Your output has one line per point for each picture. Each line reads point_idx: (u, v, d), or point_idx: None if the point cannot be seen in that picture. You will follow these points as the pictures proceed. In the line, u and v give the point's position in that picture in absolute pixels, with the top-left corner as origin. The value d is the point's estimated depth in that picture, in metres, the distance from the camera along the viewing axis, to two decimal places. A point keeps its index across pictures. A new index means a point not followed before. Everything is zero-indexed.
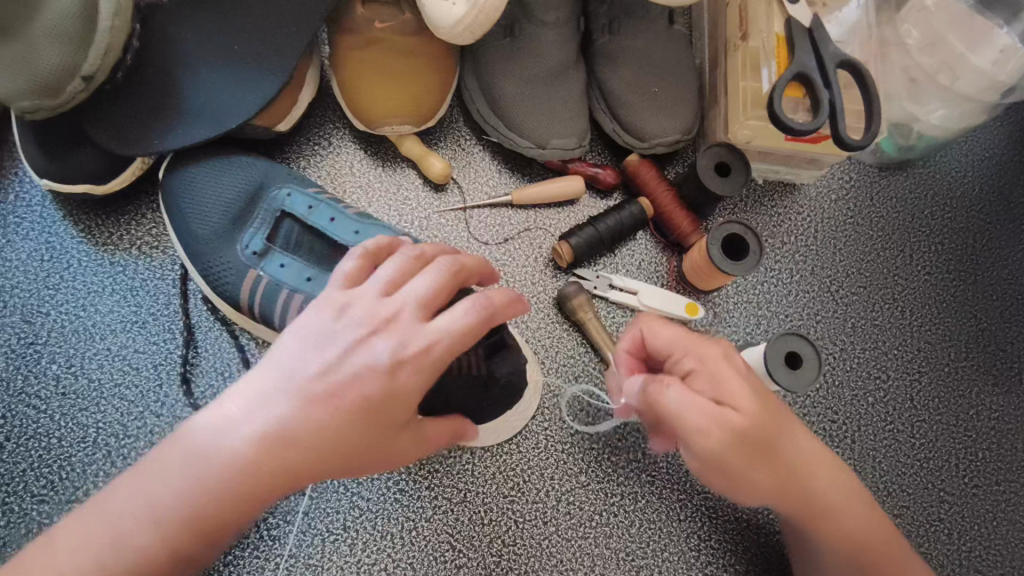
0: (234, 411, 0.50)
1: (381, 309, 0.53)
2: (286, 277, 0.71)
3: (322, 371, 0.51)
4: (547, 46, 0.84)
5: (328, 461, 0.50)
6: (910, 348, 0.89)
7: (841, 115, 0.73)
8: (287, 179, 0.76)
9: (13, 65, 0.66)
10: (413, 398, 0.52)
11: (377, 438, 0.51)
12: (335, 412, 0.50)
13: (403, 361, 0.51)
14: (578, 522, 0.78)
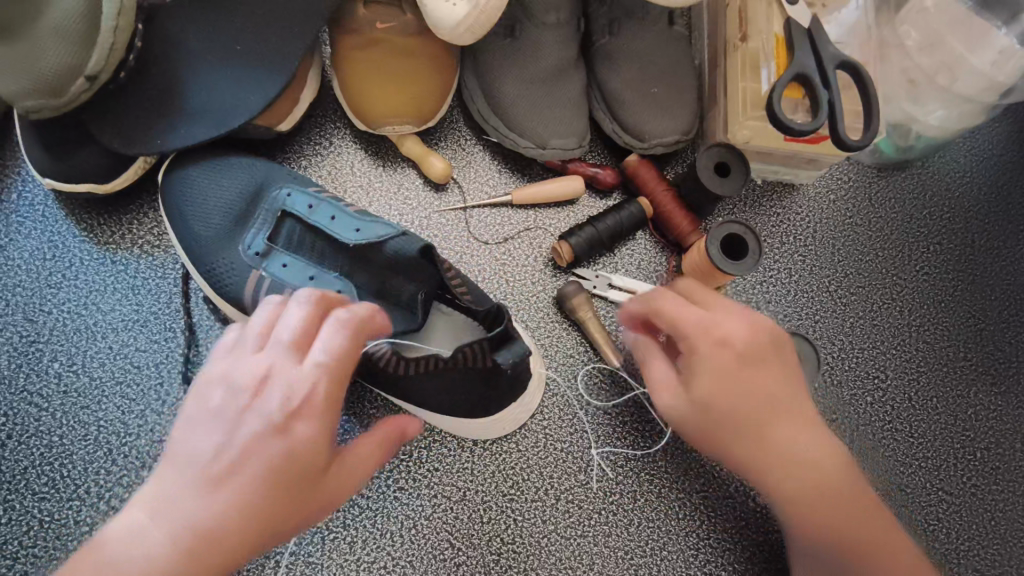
0: (143, 514, 0.47)
1: (264, 367, 0.51)
2: (289, 276, 0.73)
3: (222, 447, 0.49)
4: (547, 47, 0.85)
5: (256, 529, 0.48)
6: (908, 348, 0.89)
7: (840, 115, 0.74)
8: (287, 179, 0.77)
9: (17, 65, 0.67)
10: (323, 442, 0.51)
11: (299, 494, 0.50)
12: (245, 484, 0.48)
13: (301, 412, 0.50)
14: (577, 520, 0.78)
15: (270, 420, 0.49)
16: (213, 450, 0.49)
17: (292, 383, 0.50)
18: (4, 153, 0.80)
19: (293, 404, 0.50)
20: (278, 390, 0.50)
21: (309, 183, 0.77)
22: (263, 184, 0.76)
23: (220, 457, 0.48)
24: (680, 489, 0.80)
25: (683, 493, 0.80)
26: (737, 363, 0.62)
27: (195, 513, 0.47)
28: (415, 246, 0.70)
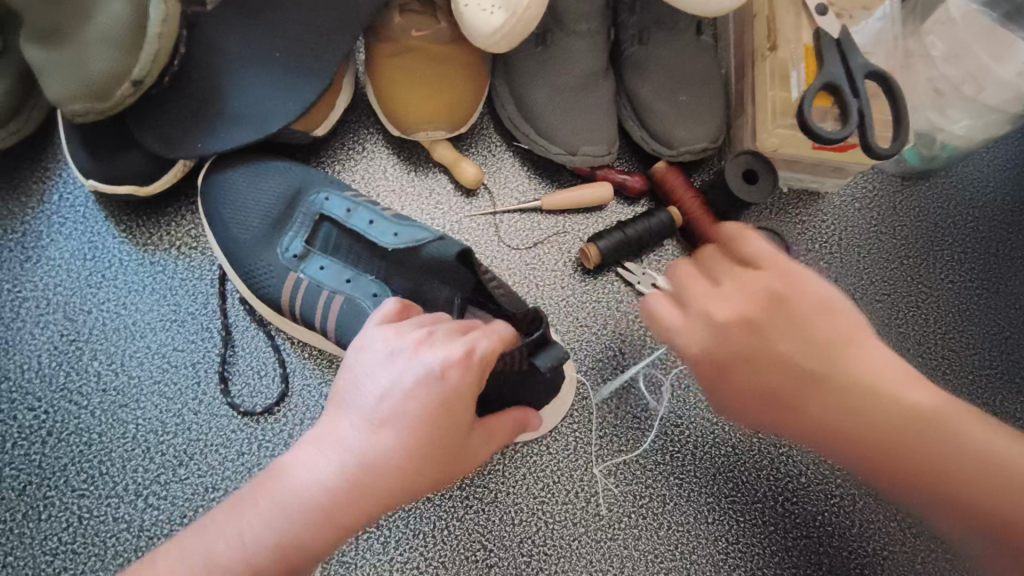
0: (316, 447, 0.51)
1: (425, 333, 0.56)
2: (327, 279, 0.74)
3: (385, 392, 0.53)
4: (578, 55, 0.86)
5: (413, 467, 0.51)
6: (934, 355, 0.90)
7: (869, 123, 0.75)
8: (326, 183, 0.78)
9: (67, 70, 0.68)
10: (469, 398, 0.54)
11: (448, 442, 0.53)
12: (407, 421, 0.51)
13: (458, 368, 0.53)
14: (607, 523, 0.79)
15: (428, 370, 0.53)
16: (377, 394, 0.53)
17: (461, 343, 0.54)
18: (46, 154, 0.81)
19: (449, 359, 0.53)
20: (434, 348, 0.54)
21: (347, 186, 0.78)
22: (303, 187, 0.77)
23: (387, 401, 0.52)
24: (709, 493, 0.81)
25: (712, 497, 0.80)
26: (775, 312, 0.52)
27: (365, 445, 0.51)
28: (452, 250, 0.71)
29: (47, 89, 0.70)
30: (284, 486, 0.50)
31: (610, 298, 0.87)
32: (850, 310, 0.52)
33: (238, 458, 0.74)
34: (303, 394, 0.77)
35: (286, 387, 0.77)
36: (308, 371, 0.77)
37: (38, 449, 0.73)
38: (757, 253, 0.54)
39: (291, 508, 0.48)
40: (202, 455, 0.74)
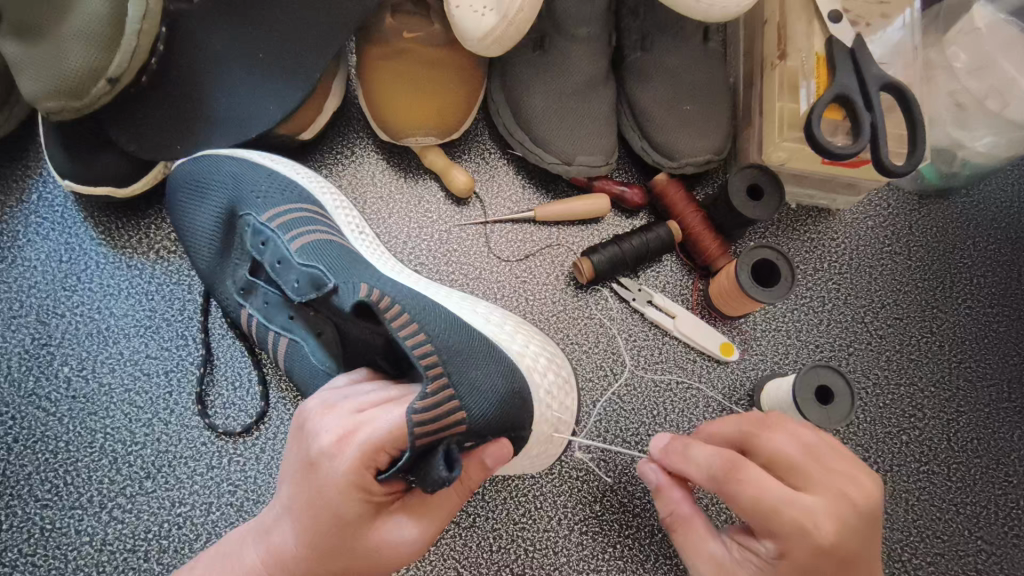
0: (253, 536, 0.57)
1: (334, 402, 0.58)
2: (271, 317, 0.70)
3: (299, 475, 0.55)
4: (578, 61, 0.82)
5: (309, 563, 0.53)
6: (948, 385, 0.84)
7: (882, 140, 0.71)
8: (254, 201, 0.72)
9: (41, 66, 0.66)
10: (353, 487, 0.53)
11: (335, 537, 0.53)
12: (310, 510, 0.53)
13: (338, 445, 0.54)
14: (591, 553, 0.75)
15: (310, 455, 0.55)
16: (297, 475, 0.56)
17: (346, 425, 0.55)
18: (28, 154, 0.79)
19: (327, 444, 0.54)
20: (331, 419, 0.56)
21: (272, 203, 0.72)
22: (237, 204, 0.73)
23: (287, 493, 0.56)
24: None
25: None
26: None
27: (283, 532, 0.54)
28: (347, 302, 0.63)
29: (22, 85, 0.68)
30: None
31: (603, 314, 0.83)
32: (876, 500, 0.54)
33: (207, 472, 0.72)
34: (279, 409, 0.74)
35: (264, 402, 0.74)
36: (285, 383, 0.75)
37: (3, 456, 0.71)
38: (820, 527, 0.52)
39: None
40: (171, 468, 0.72)
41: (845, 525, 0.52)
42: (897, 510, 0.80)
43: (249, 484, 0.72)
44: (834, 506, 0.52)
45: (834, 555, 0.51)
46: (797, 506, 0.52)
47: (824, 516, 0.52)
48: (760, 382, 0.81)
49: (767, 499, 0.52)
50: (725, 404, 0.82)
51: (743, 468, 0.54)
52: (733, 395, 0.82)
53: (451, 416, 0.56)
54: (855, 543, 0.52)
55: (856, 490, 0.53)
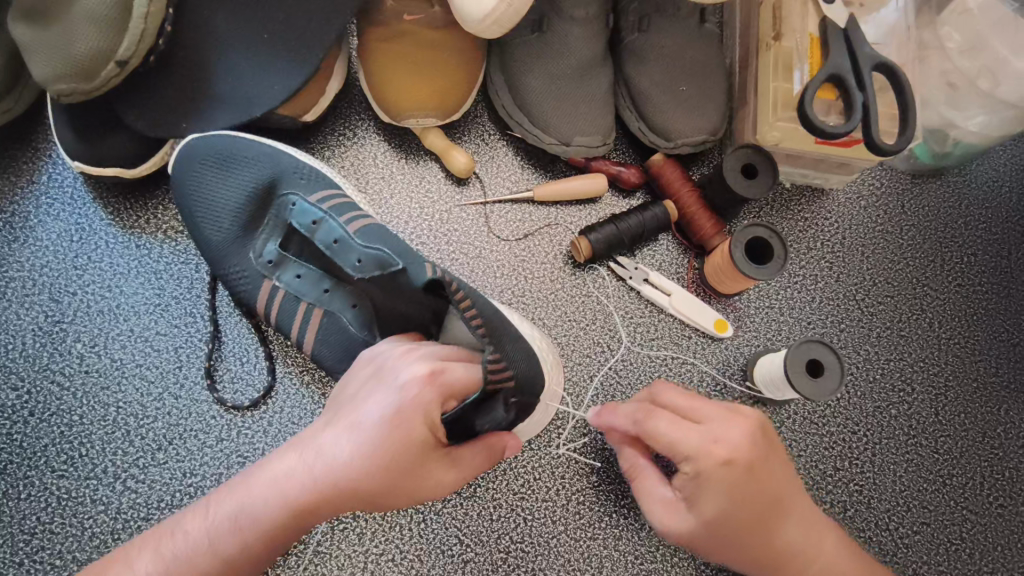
0: (310, 449, 0.57)
1: (408, 348, 0.61)
2: (304, 288, 0.72)
3: (369, 403, 0.57)
4: (576, 42, 0.83)
5: (369, 476, 0.54)
6: (937, 360, 0.86)
7: (874, 118, 0.72)
8: (293, 185, 0.76)
9: (51, 49, 0.68)
10: (429, 418, 0.56)
11: (400, 460, 0.55)
12: (379, 432, 0.55)
13: (418, 381, 0.57)
14: (588, 521, 0.77)
15: (387, 385, 0.57)
16: (365, 401, 0.57)
17: (425, 363, 0.58)
18: (37, 135, 0.81)
19: (411, 375, 0.57)
20: (407, 360, 0.59)
21: (315, 189, 0.75)
22: (268, 181, 0.76)
23: (352, 412, 0.57)
24: None
25: None
26: (734, 487, 0.58)
27: (345, 448, 0.55)
28: (420, 278, 0.65)
29: (34, 70, 0.69)
30: (268, 482, 0.56)
31: (600, 293, 0.85)
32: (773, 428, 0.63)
33: (216, 444, 0.74)
34: (286, 385, 0.77)
35: (271, 378, 0.76)
36: (292, 358, 0.77)
37: (20, 429, 0.73)
38: (726, 444, 0.59)
39: (259, 497, 0.56)
40: (182, 440, 0.74)
41: (754, 440, 0.60)
42: (885, 481, 0.82)
43: (257, 455, 0.74)
44: (743, 430, 0.60)
45: (743, 467, 0.58)
46: (702, 432, 0.59)
47: (731, 435, 0.59)
48: (753, 357, 0.83)
49: (680, 433, 0.60)
50: (719, 379, 0.84)
51: (656, 418, 0.62)
52: (727, 370, 0.84)
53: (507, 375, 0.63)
54: (758, 452, 0.59)
55: (755, 417, 0.61)
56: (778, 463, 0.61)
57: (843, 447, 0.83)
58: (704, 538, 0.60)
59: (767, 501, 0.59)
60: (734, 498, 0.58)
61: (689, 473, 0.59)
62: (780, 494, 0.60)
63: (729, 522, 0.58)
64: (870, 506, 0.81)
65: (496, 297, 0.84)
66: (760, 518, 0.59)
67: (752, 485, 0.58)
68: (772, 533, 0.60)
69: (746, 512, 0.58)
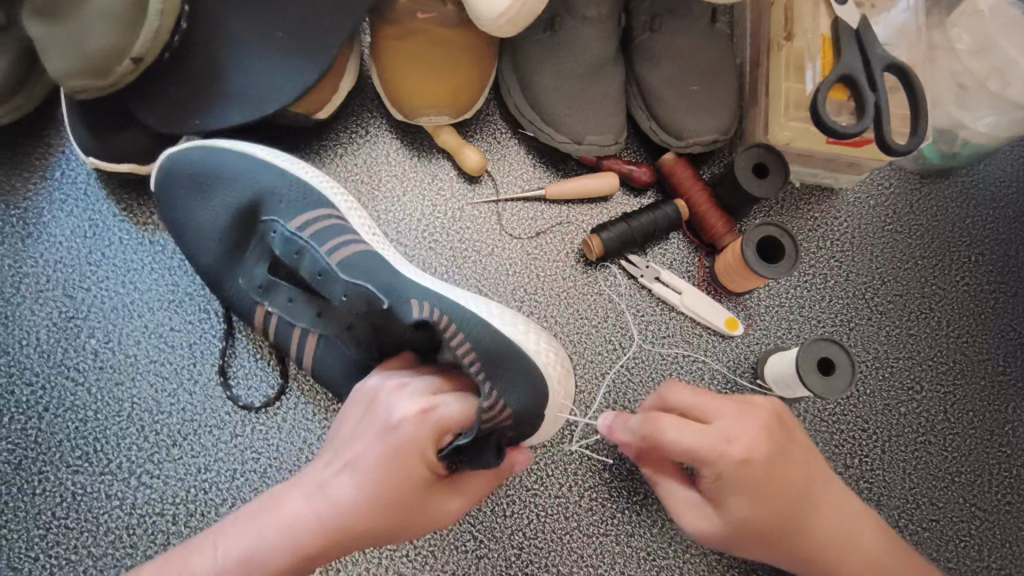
0: (313, 488, 0.58)
1: (402, 382, 0.63)
2: (296, 314, 0.71)
3: (369, 441, 0.59)
4: (588, 41, 0.84)
5: (374, 513, 0.57)
6: (946, 359, 0.87)
7: (886, 118, 0.73)
8: (276, 205, 0.74)
9: (66, 44, 0.68)
10: (426, 456, 0.58)
11: (404, 496, 0.57)
12: (382, 471, 0.57)
13: (414, 420, 0.59)
14: (601, 518, 0.78)
15: (386, 423, 0.60)
16: (366, 439, 0.59)
17: (421, 401, 0.60)
18: (49, 131, 0.81)
19: (406, 414, 0.59)
20: (403, 396, 0.61)
21: (297, 212, 0.74)
22: (251, 201, 0.75)
23: (353, 452, 0.59)
24: None
25: None
26: (757, 479, 0.61)
27: (349, 488, 0.57)
28: (407, 317, 0.65)
29: (48, 66, 0.69)
30: (273, 520, 0.57)
31: (612, 291, 0.85)
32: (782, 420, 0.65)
33: (231, 440, 0.74)
34: (300, 381, 0.77)
35: (283, 379, 0.76)
36: None
37: (35, 424, 0.73)
38: (741, 439, 0.61)
39: (266, 536, 0.56)
40: (196, 436, 0.74)
41: (766, 434, 0.62)
42: (895, 479, 0.83)
43: (271, 451, 0.74)
44: (752, 426, 0.62)
45: (758, 461, 0.61)
46: (712, 433, 0.61)
47: (742, 431, 0.62)
48: (763, 355, 0.84)
49: (690, 437, 0.61)
50: (730, 377, 0.85)
51: (662, 425, 0.62)
52: (737, 368, 0.85)
53: (505, 413, 0.62)
54: (772, 441, 0.62)
55: (766, 411, 0.64)
56: (793, 453, 0.64)
57: (853, 445, 0.84)
58: (736, 535, 0.63)
59: (790, 491, 0.62)
60: (758, 491, 0.61)
61: (710, 475, 0.61)
62: (802, 484, 0.63)
63: (757, 516, 0.61)
64: (880, 503, 0.82)
65: (509, 295, 0.84)
66: (788, 508, 0.62)
67: (774, 478, 0.61)
68: (802, 523, 0.63)
69: (772, 505, 0.61)
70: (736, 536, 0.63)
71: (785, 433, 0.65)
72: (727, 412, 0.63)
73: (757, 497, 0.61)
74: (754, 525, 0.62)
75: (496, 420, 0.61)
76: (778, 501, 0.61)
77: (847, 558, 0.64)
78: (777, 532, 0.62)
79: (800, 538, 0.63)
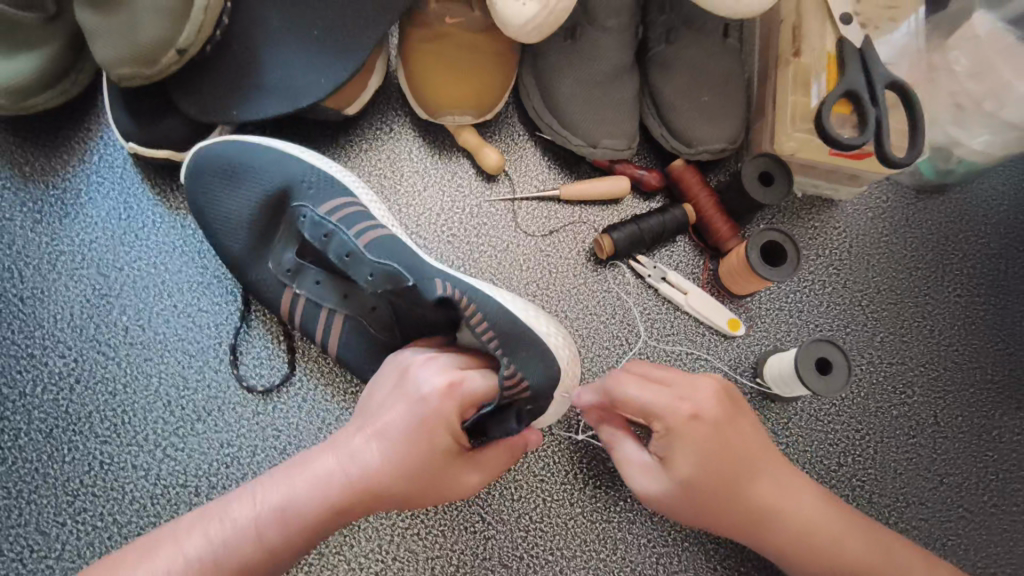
0: (342, 451, 0.62)
1: (430, 357, 0.66)
2: (323, 294, 0.75)
3: (397, 409, 0.63)
4: (606, 50, 0.88)
5: (399, 478, 0.61)
6: (937, 366, 0.91)
7: (886, 133, 0.77)
8: (303, 195, 0.77)
9: (117, 35, 0.72)
10: (450, 428, 0.62)
11: (427, 465, 0.61)
12: (407, 440, 0.61)
13: (441, 393, 0.62)
14: (604, 505, 0.81)
15: (413, 395, 0.63)
16: (393, 408, 0.63)
17: (447, 375, 0.63)
18: (89, 116, 0.84)
19: (434, 387, 0.62)
20: (430, 370, 0.64)
21: (325, 199, 0.76)
22: (278, 191, 0.78)
23: (384, 419, 0.62)
24: None
25: None
26: (704, 438, 0.64)
27: (376, 453, 0.61)
28: (431, 294, 0.69)
29: (99, 53, 0.73)
30: (305, 478, 0.60)
31: (621, 289, 0.89)
32: (738, 392, 0.69)
33: (253, 417, 0.78)
34: (320, 364, 0.80)
35: (289, 369, 0.79)
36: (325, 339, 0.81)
37: (66, 396, 0.76)
38: (692, 401, 0.65)
39: (298, 494, 0.60)
40: (220, 412, 0.77)
41: (719, 400, 0.66)
42: (885, 478, 0.87)
43: (291, 429, 0.78)
44: (708, 391, 0.66)
45: (709, 422, 0.65)
46: (668, 392, 0.66)
47: (698, 394, 0.66)
48: (763, 355, 0.88)
49: (646, 394, 0.66)
50: (730, 375, 0.88)
51: (625, 385, 0.67)
52: (738, 367, 0.89)
53: (523, 386, 0.67)
54: (721, 409, 0.66)
55: (722, 383, 0.68)
56: (743, 422, 0.67)
57: (847, 444, 0.87)
58: (680, 493, 0.66)
59: (735, 456, 0.65)
60: (704, 451, 0.64)
61: (662, 431, 0.65)
62: (748, 450, 0.67)
63: (701, 476, 0.65)
64: (871, 501, 0.86)
65: (522, 289, 0.88)
66: (731, 472, 0.65)
67: (719, 442, 0.65)
68: (744, 488, 0.66)
69: (716, 467, 0.64)
70: (680, 494, 0.66)
71: (738, 404, 0.68)
72: (685, 377, 0.68)
73: (701, 456, 0.64)
74: (698, 484, 0.65)
75: (515, 395, 0.67)
76: (720, 463, 0.65)
77: (784, 529, 0.67)
78: (715, 495, 0.65)
79: (738, 501, 0.66)
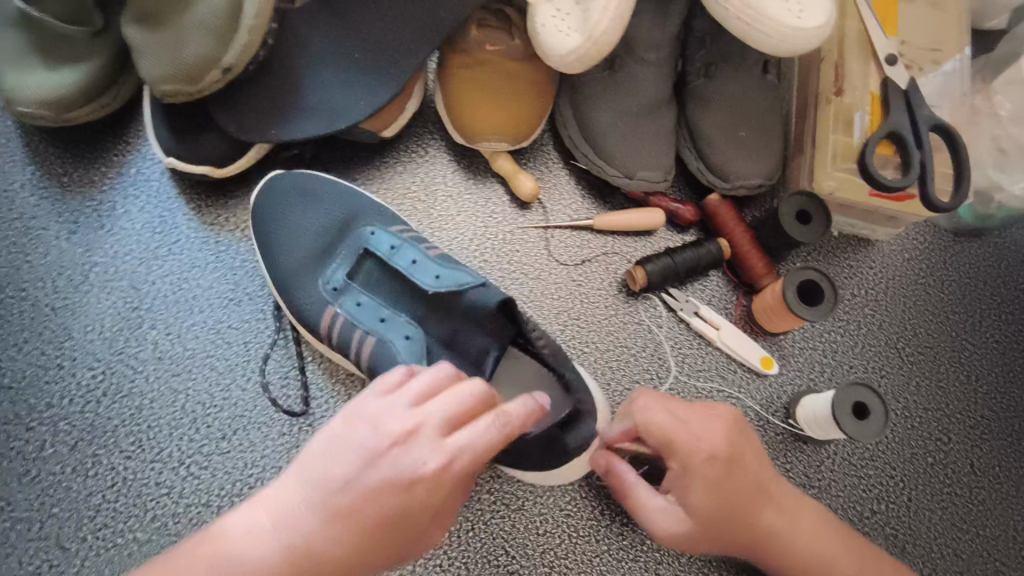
0: (288, 520, 0.51)
1: (417, 420, 0.52)
2: (363, 315, 0.75)
3: (368, 479, 0.51)
4: (645, 82, 0.88)
5: (359, 557, 0.52)
6: (974, 414, 0.88)
7: (931, 176, 0.76)
8: (373, 217, 0.81)
9: (162, 52, 0.72)
10: (434, 509, 0.52)
11: (396, 541, 0.53)
12: (378, 520, 0.51)
13: (432, 479, 0.51)
14: (630, 543, 0.79)
15: (395, 471, 0.51)
16: (364, 476, 0.51)
17: (441, 455, 0.51)
18: (129, 129, 0.85)
19: (426, 472, 0.50)
20: (420, 444, 0.51)
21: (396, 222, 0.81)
22: (348, 212, 0.81)
23: (350, 486, 0.51)
24: None
25: None
26: (722, 474, 0.63)
27: (336, 530, 0.51)
28: (495, 297, 0.72)
29: (142, 69, 0.74)
30: (241, 553, 0.50)
31: (652, 322, 0.88)
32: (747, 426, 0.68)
33: (278, 438, 0.76)
34: (347, 386, 0.79)
35: (312, 392, 0.78)
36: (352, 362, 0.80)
37: (93, 409, 0.76)
38: (706, 433, 0.64)
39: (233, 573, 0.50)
40: (245, 431, 0.76)
41: (733, 434, 0.65)
42: (919, 528, 0.84)
43: None
44: (721, 425, 0.65)
45: (724, 456, 0.63)
46: (685, 425, 0.63)
47: (712, 428, 0.64)
48: (796, 396, 0.86)
49: (665, 426, 0.63)
50: (762, 415, 0.86)
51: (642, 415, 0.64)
52: (771, 407, 0.87)
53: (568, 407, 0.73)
54: (736, 442, 0.65)
55: (737, 419, 0.66)
56: (754, 457, 0.66)
57: (880, 491, 0.85)
58: (694, 531, 0.64)
59: (748, 489, 0.65)
60: (720, 487, 0.63)
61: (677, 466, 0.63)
62: (756, 484, 0.66)
63: (716, 511, 0.63)
64: (904, 551, 0.83)
65: (552, 318, 0.87)
66: (744, 504, 0.64)
67: (732, 476, 0.64)
68: (754, 520, 0.65)
69: (730, 501, 0.63)
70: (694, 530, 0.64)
71: (748, 438, 0.66)
72: (697, 408, 0.66)
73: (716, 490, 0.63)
74: (710, 518, 0.63)
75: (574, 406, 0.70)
76: (735, 498, 0.64)
77: (786, 553, 0.67)
78: (728, 528, 0.64)
79: (747, 532, 0.65)
